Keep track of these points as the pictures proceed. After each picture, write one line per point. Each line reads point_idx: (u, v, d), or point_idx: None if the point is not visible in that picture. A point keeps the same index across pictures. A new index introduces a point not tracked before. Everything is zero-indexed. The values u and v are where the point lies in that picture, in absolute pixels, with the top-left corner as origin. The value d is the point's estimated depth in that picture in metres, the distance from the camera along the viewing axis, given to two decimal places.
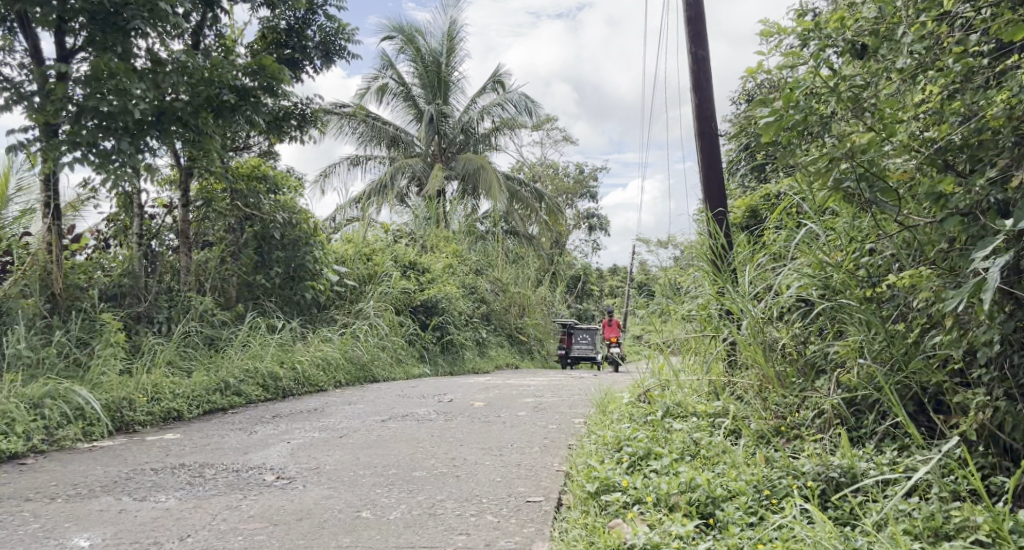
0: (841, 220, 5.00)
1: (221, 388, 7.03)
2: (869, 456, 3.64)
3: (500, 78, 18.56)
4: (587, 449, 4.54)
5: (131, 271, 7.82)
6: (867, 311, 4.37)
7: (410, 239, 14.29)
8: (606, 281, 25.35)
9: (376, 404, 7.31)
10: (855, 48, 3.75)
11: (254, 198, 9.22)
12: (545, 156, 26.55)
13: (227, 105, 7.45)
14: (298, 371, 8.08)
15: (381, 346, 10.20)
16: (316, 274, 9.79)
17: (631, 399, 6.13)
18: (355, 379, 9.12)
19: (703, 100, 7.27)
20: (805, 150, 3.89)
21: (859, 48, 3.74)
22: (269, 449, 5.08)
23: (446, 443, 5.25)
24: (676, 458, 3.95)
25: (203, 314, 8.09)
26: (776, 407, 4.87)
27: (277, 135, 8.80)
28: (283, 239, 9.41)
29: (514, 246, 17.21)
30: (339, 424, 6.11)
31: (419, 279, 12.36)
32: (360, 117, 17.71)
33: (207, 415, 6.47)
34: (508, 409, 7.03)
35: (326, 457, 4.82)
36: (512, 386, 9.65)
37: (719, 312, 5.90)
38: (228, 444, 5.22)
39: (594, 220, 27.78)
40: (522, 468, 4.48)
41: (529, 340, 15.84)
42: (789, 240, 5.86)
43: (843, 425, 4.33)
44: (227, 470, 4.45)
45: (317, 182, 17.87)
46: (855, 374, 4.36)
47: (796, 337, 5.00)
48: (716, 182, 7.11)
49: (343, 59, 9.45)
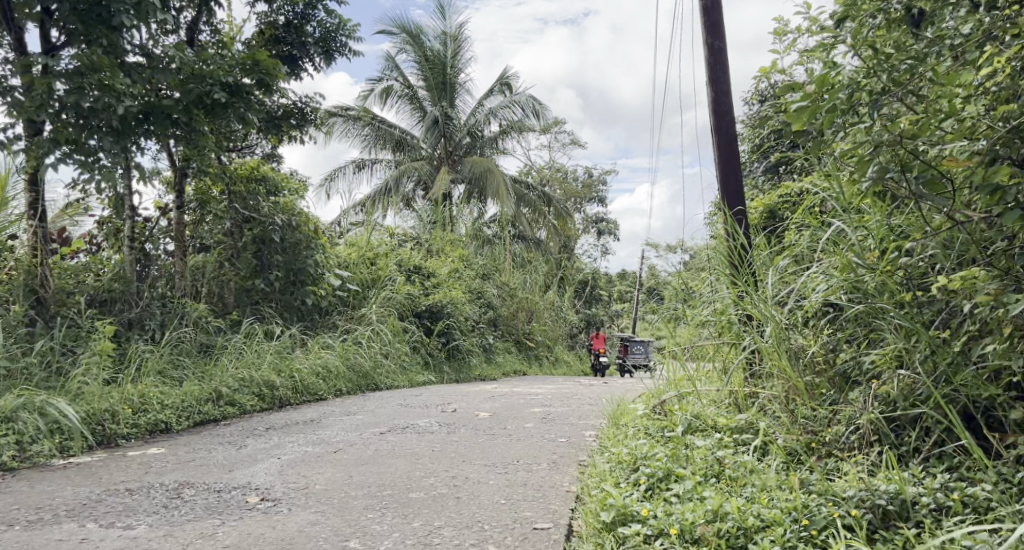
0: (874, 218, 4.62)
1: (214, 399, 6.67)
2: (918, 480, 3.27)
3: (507, 80, 18.20)
4: (601, 468, 4.17)
5: (122, 275, 7.47)
6: (904, 316, 4.02)
7: (415, 243, 13.94)
8: (614, 286, 24.97)
9: (377, 414, 6.93)
10: (911, 15, 3.31)
11: (252, 198, 8.80)
12: (553, 160, 26.20)
13: (218, 102, 6.88)
14: (296, 378, 7.72)
15: (384, 353, 9.82)
16: (317, 278, 9.41)
17: (646, 411, 5.75)
18: (357, 387, 8.76)
19: (720, 94, 6.90)
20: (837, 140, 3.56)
21: (916, 14, 3.30)
22: (257, 465, 4.72)
23: (447, 459, 4.89)
24: (699, 480, 3.58)
25: (198, 320, 7.71)
26: (804, 421, 4.51)
27: (275, 134, 8.45)
28: (283, 243, 8.99)
29: (522, 250, 16.84)
30: (335, 437, 5.74)
31: (423, 284, 11.99)
32: (365, 120, 17.44)
33: (197, 427, 6.11)
34: (515, 420, 6.65)
35: (317, 475, 4.46)
36: (520, 394, 9.25)
37: (739, 318, 5.53)
38: (214, 460, 4.86)
39: (603, 224, 27.44)
40: (529, 489, 4.11)
41: (538, 346, 15.46)
42: (814, 241, 5.49)
43: (881, 443, 3.99)
44: (208, 490, 4.09)
45: (322, 186, 17.54)
46: (894, 386, 4.01)
47: (825, 344, 4.62)
48: (733, 180, 6.75)
49: (344, 57, 9.13)
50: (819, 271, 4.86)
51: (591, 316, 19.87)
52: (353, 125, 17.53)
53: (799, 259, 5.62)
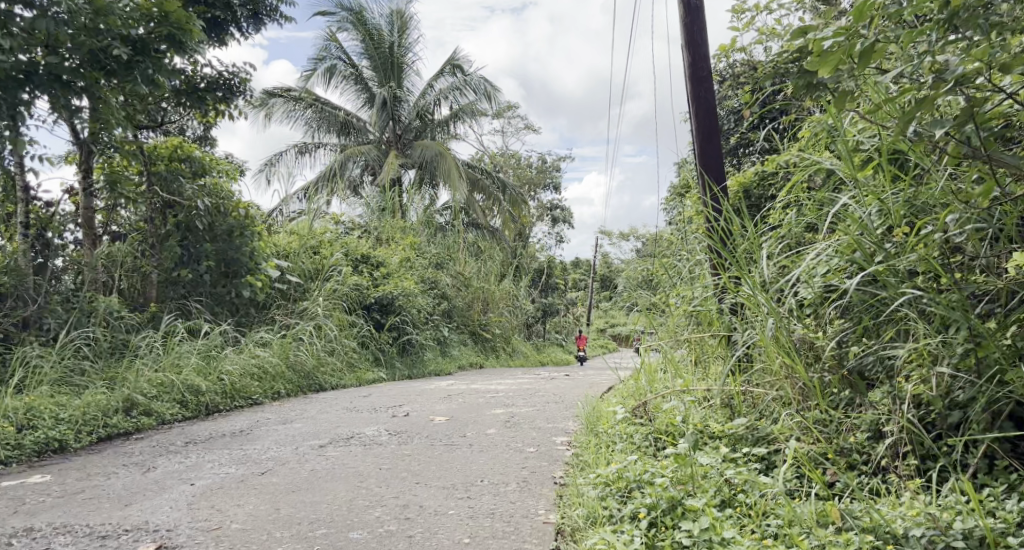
0: (890, 194, 4.09)
1: (125, 409, 5.70)
2: (990, 508, 2.81)
3: (458, 60, 17.25)
4: (585, 495, 3.45)
5: (14, 266, 6.34)
6: (943, 303, 3.58)
7: (363, 232, 12.98)
8: (570, 273, 24.24)
9: (317, 422, 6.07)
10: None
11: (173, 180, 7.69)
12: (506, 146, 25.35)
13: (120, 61, 5.67)
14: (225, 382, 6.78)
15: (329, 350, 8.88)
16: (253, 267, 8.39)
17: (624, 415, 5.01)
18: (298, 388, 7.83)
19: (698, 58, 6.21)
20: (905, 69, 2.78)
21: None
22: (165, 492, 3.87)
23: (396, 481, 4.08)
24: (716, 516, 2.92)
25: (109, 317, 6.74)
26: (818, 427, 3.95)
27: (198, 107, 7.45)
28: (210, 229, 7.98)
29: (476, 238, 15.98)
30: (264, 453, 4.85)
31: (372, 274, 11.07)
32: (307, 101, 16.30)
33: (102, 443, 5.17)
34: (475, 426, 5.82)
35: (236, 508, 3.61)
36: (478, 393, 8.42)
37: (730, 309, 4.89)
38: (110, 490, 3.92)
39: (558, 211, 26.71)
40: (497, 521, 3.41)
41: (494, 337, 14.61)
42: (809, 222, 4.85)
43: (915, 452, 3.59)
44: (89, 537, 3.21)
45: (261, 172, 16.37)
46: (931, 385, 3.64)
47: (834, 339, 4.11)
48: (712, 153, 6.07)
49: (275, 24, 8.15)
50: (825, 253, 4.22)
51: (548, 305, 19.11)
52: (294, 107, 16.40)
53: (794, 240, 4.95)
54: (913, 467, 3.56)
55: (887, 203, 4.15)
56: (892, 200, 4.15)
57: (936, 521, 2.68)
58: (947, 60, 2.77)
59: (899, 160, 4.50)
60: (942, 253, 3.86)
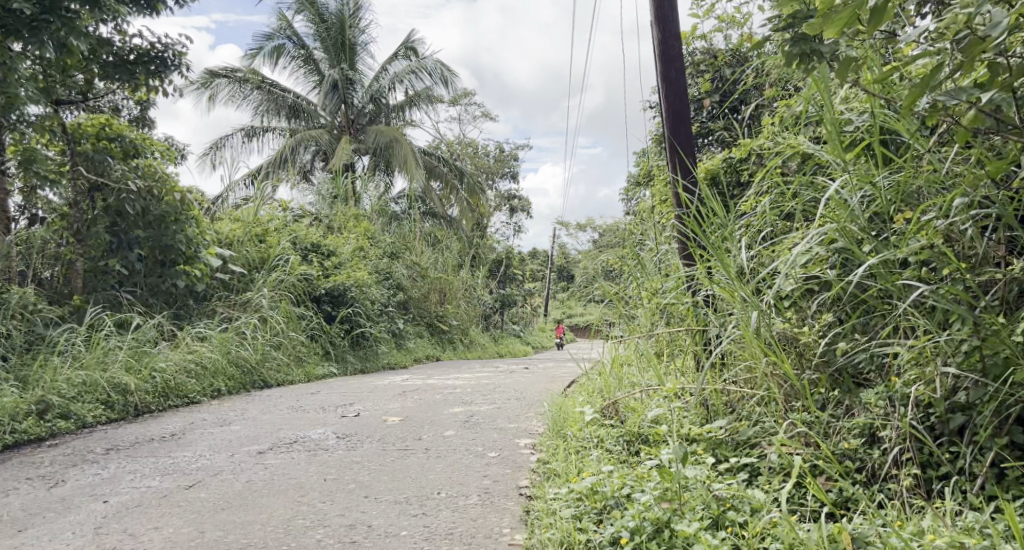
0: (881, 179, 3.74)
1: (39, 412, 5.14)
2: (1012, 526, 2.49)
3: (413, 44, 16.65)
4: (556, 515, 3.05)
5: None
6: (944, 296, 3.24)
7: (313, 219, 12.37)
8: (528, 263, 23.85)
9: (258, 423, 5.56)
10: None
11: (101, 160, 7.06)
12: (463, 134, 24.78)
13: (24, 19, 5.04)
14: (156, 380, 6.21)
15: (274, 343, 8.32)
16: (191, 256, 7.79)
17: (592, 416, 4.62)
18: (242, 385, 7.30)
19: (668, 36, 5.81)
20: (928, 27, 2.42)
21: None
22: (71, 513, 3.38)
23: (343, 495, 3.63)
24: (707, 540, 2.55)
25: (25, 310, 6.17)
26: (807, 431, 3.60)
27: (128, 82, 6.82)
28: (143, 215, 7.37)
29: (433, 227, 15.46)
30: (195, 462, 4.36)
31: (322, 264, 10.51)
32: (255, 83, 15.56)
33: (10, 452, 4.61)
34: (430, 427, 5.37)
35: (153, 532, 3.15)
36: (435, 389, 7.94)
37: (707, 302, 4.51)
38: (6, 512, 3.42)
39: (516, 200, 26.29)
40: (456, 544, 3.00)
41: (450, 329, 14.14)
42: (790, 209, 4.50)
43: (915, 460, 3.26)
44: None
45: (205, 156, 15.61)
46: (933, 386, 3.30)
47: (820, 337, 3.76)
48: (683, 137, 5.69)
49: None
50: (812, 241, 3.87)
51: (507, 295, 18.65)
52: (240, 89, 15.66)
53: (774, 227, 4.60)
54: (915, 477, 3.23)
55: (878, 188, 3.80)
56: (883, 184, 3.81)
57: (957, 547, 2.36)
58: (979, 18, 2.40)
59: (890, 142, 4.15)
60: (944, 242, 3.52)
